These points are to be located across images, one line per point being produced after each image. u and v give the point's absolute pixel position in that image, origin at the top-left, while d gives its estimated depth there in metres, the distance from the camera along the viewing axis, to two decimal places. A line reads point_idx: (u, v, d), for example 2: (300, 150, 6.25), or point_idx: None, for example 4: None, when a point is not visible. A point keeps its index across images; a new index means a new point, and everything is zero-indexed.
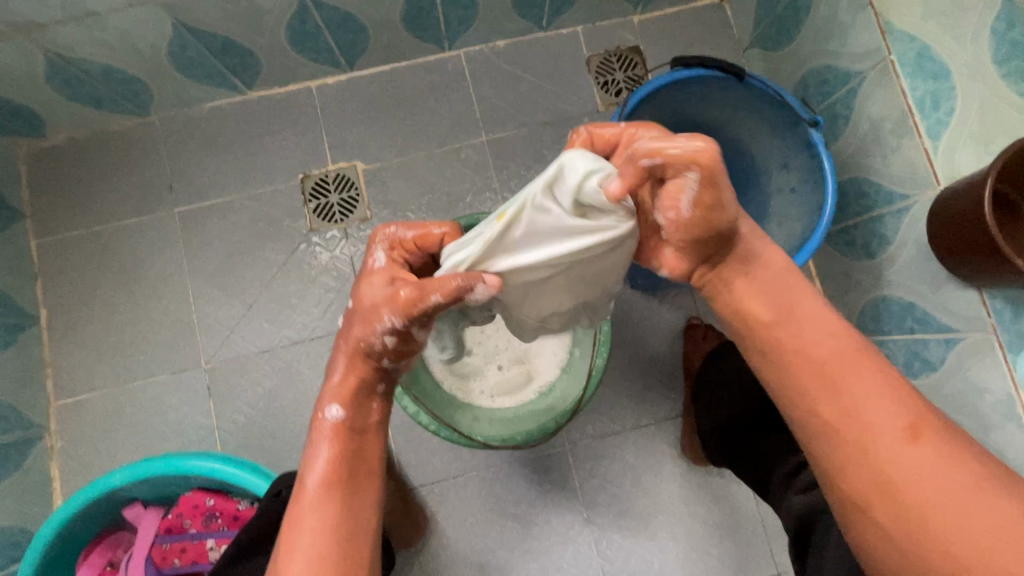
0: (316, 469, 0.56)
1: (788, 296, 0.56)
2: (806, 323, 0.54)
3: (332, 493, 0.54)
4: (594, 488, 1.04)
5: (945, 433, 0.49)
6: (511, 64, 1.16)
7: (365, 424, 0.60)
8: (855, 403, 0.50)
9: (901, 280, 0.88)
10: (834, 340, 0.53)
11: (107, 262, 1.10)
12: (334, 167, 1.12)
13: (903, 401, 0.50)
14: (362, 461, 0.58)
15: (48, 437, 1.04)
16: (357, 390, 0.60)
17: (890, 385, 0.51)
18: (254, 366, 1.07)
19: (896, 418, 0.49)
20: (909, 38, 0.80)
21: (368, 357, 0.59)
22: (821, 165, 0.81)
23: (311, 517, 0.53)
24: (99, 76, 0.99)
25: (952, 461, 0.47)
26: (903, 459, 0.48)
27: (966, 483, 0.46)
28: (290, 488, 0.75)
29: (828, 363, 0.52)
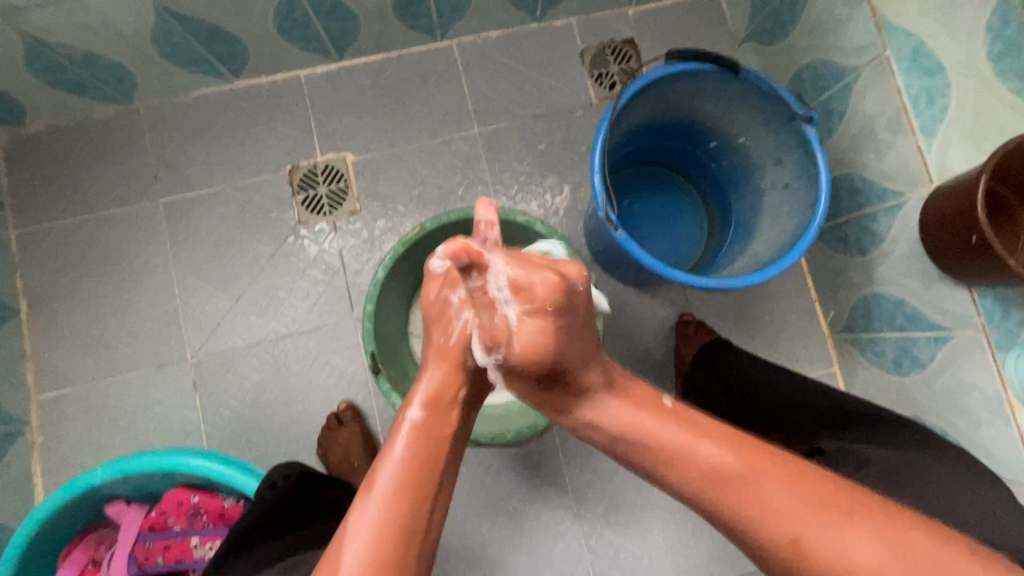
0: (390, 465, 0.49)
1: (658, 437, 0.48)
2: (686, 454, 0.47)
3: (402, 495, 0.47)
4: (585, 484, 1.04)
5: (857, 507, 0.43)
6: (505, 55, 1.14)
7: (445, 431, 0.52)
8: (767, 512, 0.44)
9: (893, 277, 0.88)
10: (707, 464, 0.46)
11: (90, 253, 1.07)
12: (323, 158, 1.10)
13: (788, 507, 0.43)
14: (443, 467, 0.50)
15: (30, 431, 1.02)
16: (442, 395, 0.53)
17: (770, 489, 0.44)
18: (241, 360, 1.05)
19: (788, 532, 0.43)
20: (905, 34, 0.79)
21: (457, 355, 0.53)
22: (815, 161, 0.80)
23: (377, 512, 0.46)
24: (80, 62, 0.96)
25: (855, 543, 0.41)
26: (815, 562, 0.42)
27: (888, 571, 0.41)
28: (286, 479, 0.76)
29: (730, 490, 0.45)
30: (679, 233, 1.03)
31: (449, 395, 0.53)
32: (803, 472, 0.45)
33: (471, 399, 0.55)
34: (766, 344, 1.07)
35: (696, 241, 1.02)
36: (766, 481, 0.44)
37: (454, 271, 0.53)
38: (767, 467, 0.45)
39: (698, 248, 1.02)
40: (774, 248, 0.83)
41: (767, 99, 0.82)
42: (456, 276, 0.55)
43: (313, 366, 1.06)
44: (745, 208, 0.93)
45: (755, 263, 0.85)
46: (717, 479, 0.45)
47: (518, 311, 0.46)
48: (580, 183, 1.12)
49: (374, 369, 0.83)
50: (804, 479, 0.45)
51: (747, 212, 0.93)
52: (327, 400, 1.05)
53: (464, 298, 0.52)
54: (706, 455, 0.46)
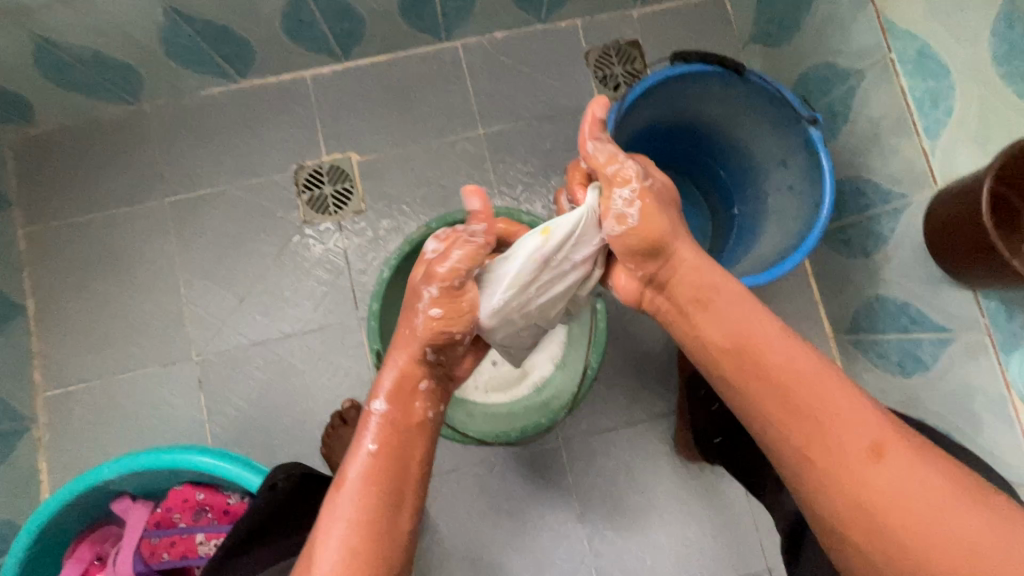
0: (358, 460, 0.53)
1: (742, 327, 0.55)
2: (768, 345, 0.53)
3: (371, 487, 0.51)
4: (588, 484, 1.04)
5: (914, 438, 0.48)
6: (509, 57, 1.15)
7: (409, 420, 0.56)
8: (835, 417, 0.49)
9: (897, 279, 0.88)
10: (803, 358, 0.52)
11: (97, 251, 1.08)
12: (328, 159, 1.11)
13: (872, 417, 0.48)
14: (408, 455, 0.54)
15: (36, 428, 1.02)
16: (402, 385, 0.57)
17: (863, 404, 0.49)
18: (246, 359, 1.06)
19: (866, 439, 0.47)
20: (910, 36, 0.79)
21: (416, 345, 0.57)
22: (819, 163, 0.80)
23: (346, 506, 0.50)
24: (89, 63, 0.97)
25: (920, 464, 0.46)
26: (885, 472, 0.46)
27: (952, 499, 0.44)
28: (287, 480, 0.75)
29: (799, 386, 0.51)
30: None
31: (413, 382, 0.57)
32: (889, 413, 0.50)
33: (432, 389, 0.58)
34: None
35: (700, 242, 1.02)
36: (860, 401, 0.49)
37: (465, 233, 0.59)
38: (844, 386, 0.50)
39: (702, 249, 1.02)
40: (778, 249, 0.84)
41: (771, 100, 0.83)
42: (425, 275, 0.57)
43: (318, 365, 1.06)
44: (749, 209, 0.94)
45: (758, 264, 0.85)
46: (808, 373, 0.51)
47: (629, 199, 0.59)
48: None
49: (378, 368, 0.83)
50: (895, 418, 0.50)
51: (752, 213, 0.93)
52: (331, 399, 1.05)
53: (435, 295, 0.56)
54: (785, 354, 0.52)
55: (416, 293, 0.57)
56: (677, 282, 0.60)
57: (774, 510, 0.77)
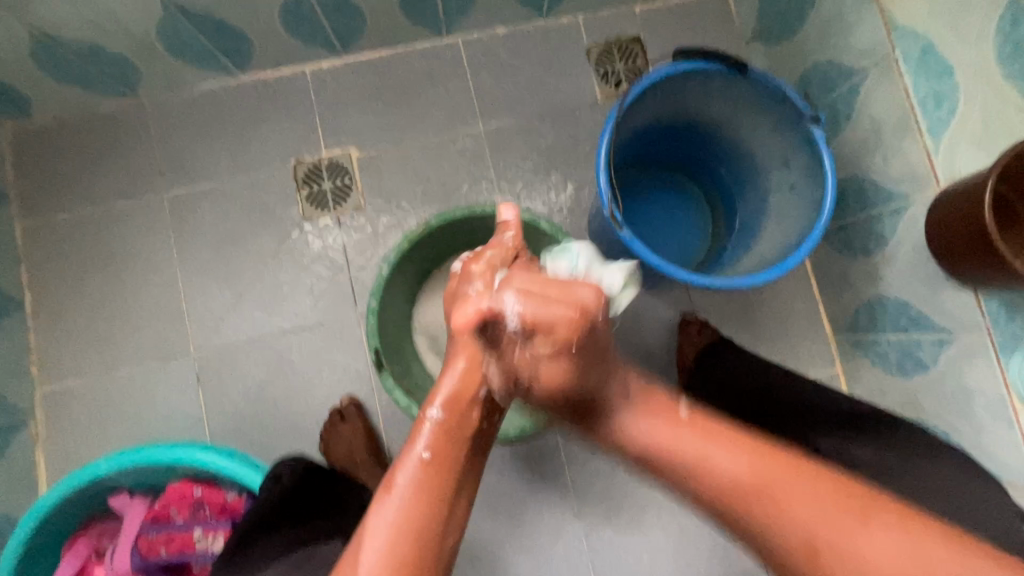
0: (410, 463, 0.51)
1: (674, 447, 0.50)
2: (704, 463, 0.48)
3: (426, 493, 0.50)
4: (586, 482, 1.04)
5: (871, 512, 0.45)
6: (510, 53, 1.14)
7: (465, 431, 0.54)
8: (781, 518, 0.45)
9: (898, 280, 0.88)
10: (730, 464, 0.48)
11: (95, 247, 1.08)
12: (327, 154, 1.10)
13: (809, 507, 0.45)
14: (458, 472, 0.52)
15: (34, 424, 1.02)
16: (462, 393, 0.54)
17: (796, 493, 0.46)
18: (245, 355, 1.06)
19: (807, 535, 0.45)
20: (913, 36, 0.79)
21: (478, 350, 0.53)
22: (822, 162, 0.79)
23: (397, 509, 0.49)
24: (86, 56, 0.96)
25: (873, 547, 0.43)
26: (834, 566, 0.44)
27: (904, 573, 0.42)
28: (291, 474, 0.76)
29: (740, 501, 0.47)
30: (684, 233, 1.02)
31: (470, 390, 0.54)
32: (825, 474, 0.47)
33: (490, 399, 0.56)
34: (769, 345, 1.07)
35: (701, 241, 1.02)
36: (793, 485, 0.46)
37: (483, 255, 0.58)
38: (786, 475, 0.47)
39: (703, 248, 1.01)
40: (780, 249, 0.83)
41: (775, 99, 0.82)
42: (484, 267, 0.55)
43: (316, 362, 1.06)
44: (751, 208, 0.93)
45: (760, 264, 0.85)
46: (734, 487, 0.47)
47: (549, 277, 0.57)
48: (584, 182, 1.12)
49: (377, 365, 0.83)
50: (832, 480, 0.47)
51: (753, 212, 0.93)
52: (330, 396, 1.05)
53: (480, 290, 0.52)
54: (720, 465, 0.48)
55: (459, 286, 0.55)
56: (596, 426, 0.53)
57: None
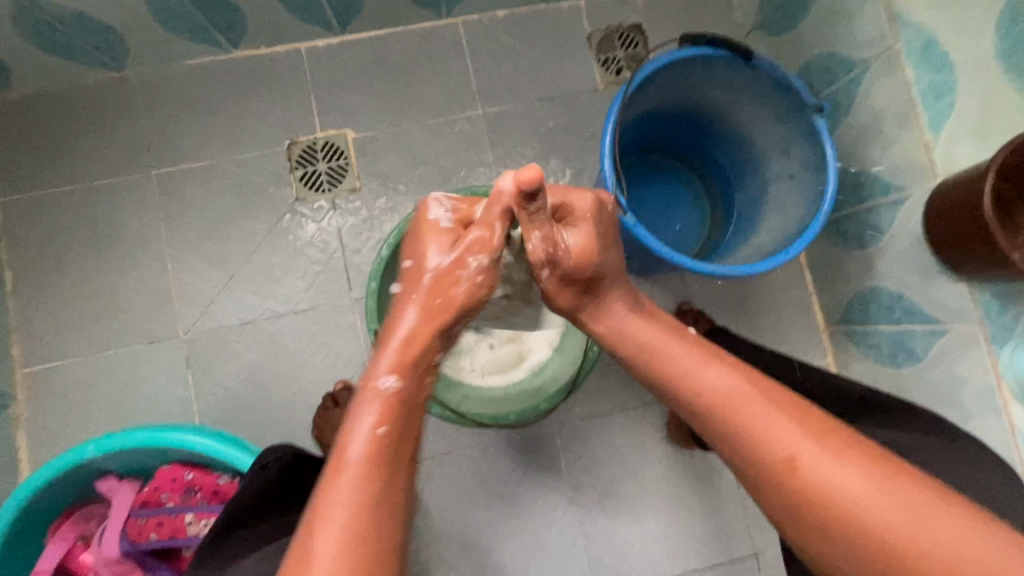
0: (359, 436, 0.52)
1: (668, 357, 0.61)
2: (703, 373, 0.59)
3: (375, 465, 0.51)
4: (580, 469, 1.05)
5: (847, 442, 0.52)
6: (511, 36, 1.12)
7: (416, 398, 0.57)
8: (763, 430, 0.54)
9: (892, 271, 0.89)
10: (726, 386, 0.57)
11: (78, 224, 1.04)
12: (322, 135, 1.08)
13: (790, 434, 0.53)
14: (407, 444, 0.54)
15: (14, 406, 0.99)
16: (416, 358, 0.58)
17: (786, 426, 0.53)
18: (235, 338, 1.04)
19: (788, 456, 0.52)
20: (916, 28, 0.79)
21: (450, 313, 0.60)
22: (822, 153, 0.80)
23: (352, 486, 0.50)
24: (71, 24, 0.92)
25: (843, 468, 0.50)
26: (798, 475, 0.51)
27: (866, 490, 0.48)
28: (277, 460, 0.73)
29: (733, 407, 0.56)
30: (680, 222, 1.03)
31: (420, 361, 0.58)
32: (823, 421, 0.54)
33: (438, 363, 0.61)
34: (763, 335, 1.08)
35: (698, 230, 1.03)
36: (783, 423, 0.53)
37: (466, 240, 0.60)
38: (768, 396, 0.56)
39: (699, 237, 1.02)
40: (779, 238, 0.84)
41: (779, 87, 0.81)
42: (436, 251, 0.61)
43: (309, 346, 1.04)
44: (750, 197, 0.94)
45: (759, 253, 0.85)
46: (727, 403, 0.56)
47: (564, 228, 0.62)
48: (583, 169, 1.11)
49: None
50: (823, 425, 0.54)
51: (751, 202, 0.93)
52: (323, 380, 1.04)
53: (483, 265, 0.60)
54: (716, 379, 0.58)
55: (422, 271, 0.61)
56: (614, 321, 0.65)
57: None
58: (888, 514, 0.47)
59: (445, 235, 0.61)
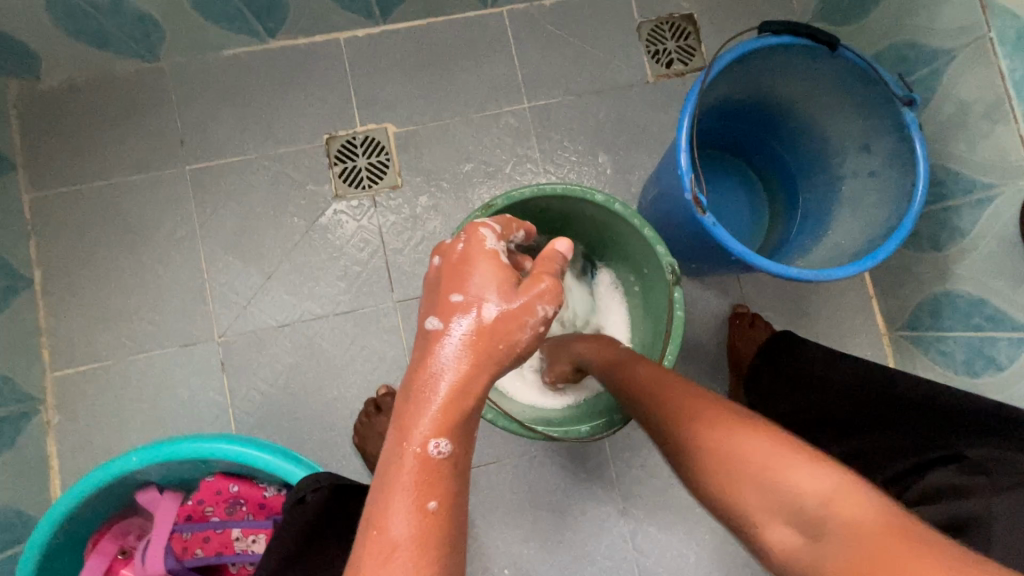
0: (402, 517, 0.41)
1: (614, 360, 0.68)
2: (637, 366, 0.64)
3: (424, 545, 0.41)
4: (632, 479, 1.00)
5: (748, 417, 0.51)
6: (559, 26, 1.07)
7: (468, 461, 0.45)
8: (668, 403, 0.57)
9: (973, 275, 0.84)
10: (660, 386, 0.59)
11: (109, 221, 1.00)
12: (362, 129, 1.03)
13: (698, 415, 0.53)
14: (461, 521, 0.43)
15: (44, 410, 0.95)
16: (463, 416, 0.45)
17: (699, 409, 0.53)
18: (273, 341, 0.99)
19: (692, 432, 0.52)
20: (1011, 15, 0.73)
21: (500, 363, 0.47)
22: (911, 148, 0.74)
23: (400, 569, 0.39)
24: (105, 10, 0.87)
25: (722, 427, 0.50)
26: (693, 441, 0.51)
27: (752, 453, 0.46)
28: (316, 493, 0.68)
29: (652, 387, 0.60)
30: (740, 222, 0.98)
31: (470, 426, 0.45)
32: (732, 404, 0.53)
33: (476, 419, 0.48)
34: (822, 340, 1.03)
35: (758, 230, 0.98)
36: (696, 405, 0.54)
37: (532, 285, 0.48)
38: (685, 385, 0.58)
39: (759, 237, 0.98)
40: (860, 239, 0.79)
41: (863, 78, 0.76)
42: (492, 287, 0.47)
43: (349, 349, 1.00)
44: (819, 196, 0.89)
45: (837, 255, 0.80)
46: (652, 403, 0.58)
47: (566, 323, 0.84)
48: (633, 165, 1.06)
49: None
50: (741, 411, 0.52)
51: (821, 200, 0.88)
52: (364, 385, 0.99)
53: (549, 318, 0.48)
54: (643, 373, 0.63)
55: (471, 312, 0.46)
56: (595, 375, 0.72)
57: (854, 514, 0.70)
58: (782, 472, 0.44)
59: (502, 268, 0.49)
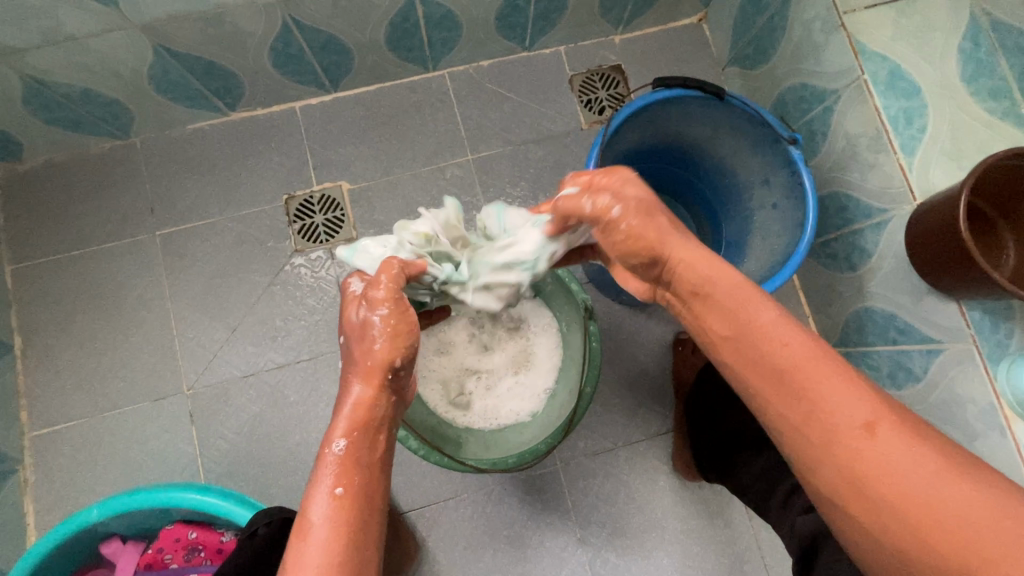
0: (321, 502, 0.50)
1: (741, 322, 0.53)
2: (770, 332, 0.52)
3: (338, 529, 0.49)
4: (588, 506, 1.03)
5: (941, 441, 0.46)
6: (496, 84, 1.17)
7: (371, 457, 0.54)
8: (828, 394, 0.48)
9: (883, 292, 0.89)
10: (794, 339, 0.51)
11: (85, 286, 1.07)
12: (318, 188, 1.12)
13: (857, 394, 0.48)
14: (371, 492, 0.52)
15: (22, 470, 1.00)
16: (366, 421, 0.55)
17: (871, 397, 0.48)
18: (238, 391, 1.05)
19: (863, 425, 0.47)
20: (880, 58, 0.83)
21: (378, 369, 0.55)
22: (801, 181, 0.82)
23: (318, 545, 0.48)
24: (78, 100, 0.97)
25: (912, 447, 0.45)
26: (874, 452, 0.46)
27: (972, 506, 0.42)
28: (268, 526, 0.72)
29: (796, 371, 0.50)
30: None
31: (371, 420, 0.55)
32: (918, 419, 0.47)
33: (390, 421, 0.57)
34: None
35: None
36: (863, 388, 0.48)
37: (372, 291, 0.57)
38: (849, 372, 0.49)
39: None
40: (766, 266, 0.85)
41: (753, 121, 0.84)
42: (361, 301, 0.58)
43: (311, 395, 1.05)
44: (736, 227, 0.95)
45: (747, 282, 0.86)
46: (787, 359, 0.50)
47: (382, 317, 0.56)
48: None
49: None
50: (939, 437, 0.46)
51: (738, 231, 0.95)
52: (326, 429, 1.04)
53: (386, 312, 0.56)
54: (787, 338, 0.51)
55: (362, 328, 0.57)
56: (677, 278, 0.59)
57: (782, 531, 0.76)
58: (986, 523, 0.41)
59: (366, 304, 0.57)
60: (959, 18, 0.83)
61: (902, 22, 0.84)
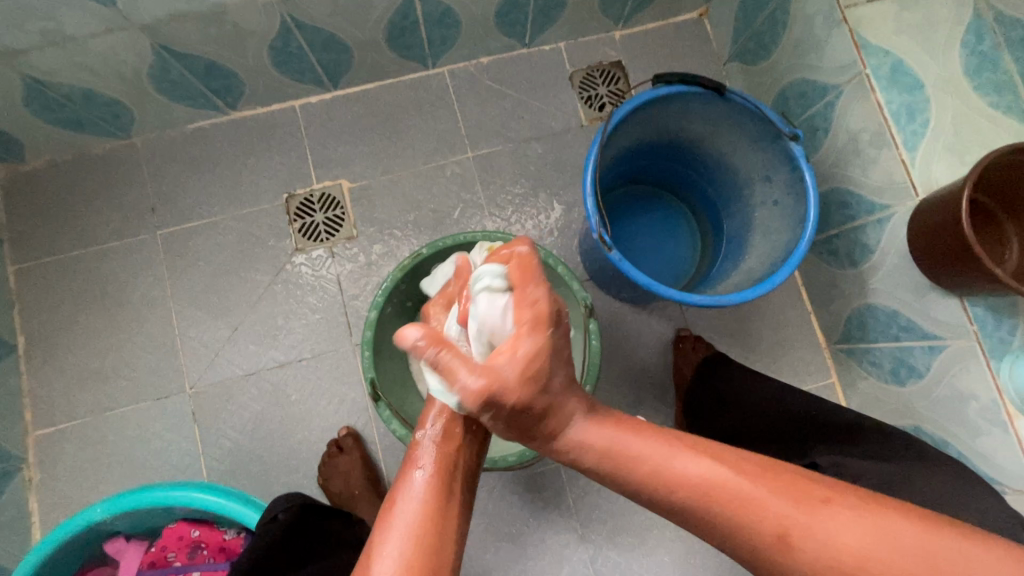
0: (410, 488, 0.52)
1: (641, 473, 0.48)
2: (665, 463, 0.48)
3: (423, 508, 0.50)
4: (589, 504, 1.04)
5: (840, 496, 0.45)
6: (496, 81, 1.17)
7: (452, 451, 0.56)
8: (736, 507, 0.45)
9: (885, 288, 0.89)
10: (682, 468, 0.47)
11: (87, 286, 1.08)
12: (319, 186, 1.12)
13: (757, 496, 0.45)
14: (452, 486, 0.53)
15: (26, 468, 1.01)
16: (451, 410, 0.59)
17: (766, 487, 0.46)
18: (241, 390, 1.05)
19: (779, 523, 0.45)
20: (883, 53, 0.83)
21: None
22: (802, 178, 0.81)
23: (402, 521, 0.49)
24: (79, 100, 0.97)
25: (833, 526, 0.43)
26: (815, 555, 0.43)
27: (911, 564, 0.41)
28: (287, 511, 0.71)
29: (702, 501, 0.46)
30: (674, 250, 1.05)
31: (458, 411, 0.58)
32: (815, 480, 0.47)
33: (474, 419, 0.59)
34: (763, 357, 1.08)
35: (690, 258, 1.05)
36: (757, 482, 0.46)
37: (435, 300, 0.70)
38: (738, 470, 0.47)
39: (693, 264, 1.04)
40: (767, 263, 0.84)
41: (754, 118, 0.83)
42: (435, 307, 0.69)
43: (313, 394, 1.05)
44: (738, 224, 0.95)
45: (748, 280, 0.86)
46: (691, 487, 0.47)
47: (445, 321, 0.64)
48: (573, 203, 1.14)
49: (373, 397, 0.81)
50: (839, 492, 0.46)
51: (739, 228, 0.94)
52: (328, 427, 1.04)
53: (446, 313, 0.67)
54: (679, 464, 0.48)
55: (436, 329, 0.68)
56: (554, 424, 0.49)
57: None
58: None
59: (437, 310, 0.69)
60: (962, 11, 0.82)
61: (905, 16, 0.83)
